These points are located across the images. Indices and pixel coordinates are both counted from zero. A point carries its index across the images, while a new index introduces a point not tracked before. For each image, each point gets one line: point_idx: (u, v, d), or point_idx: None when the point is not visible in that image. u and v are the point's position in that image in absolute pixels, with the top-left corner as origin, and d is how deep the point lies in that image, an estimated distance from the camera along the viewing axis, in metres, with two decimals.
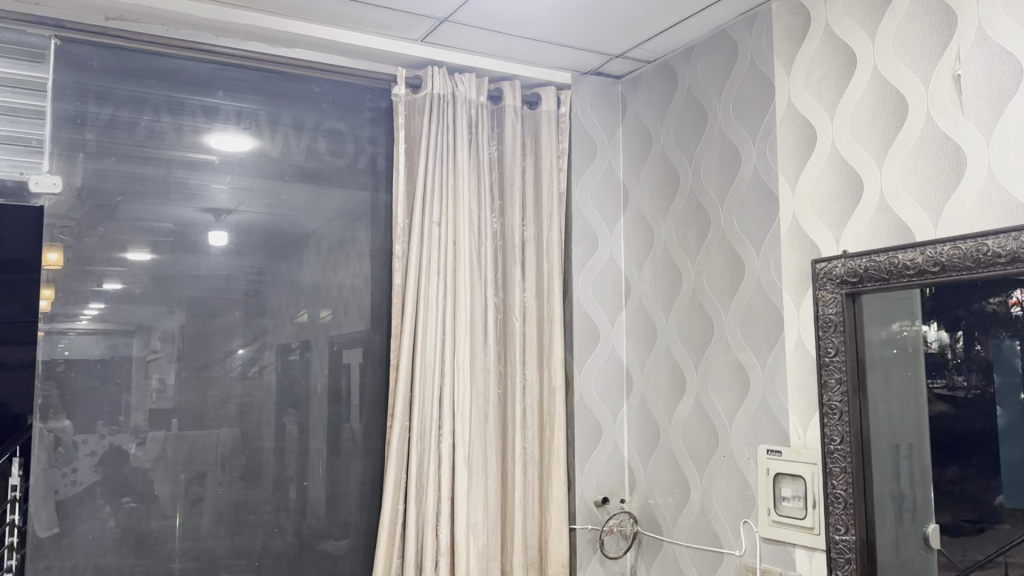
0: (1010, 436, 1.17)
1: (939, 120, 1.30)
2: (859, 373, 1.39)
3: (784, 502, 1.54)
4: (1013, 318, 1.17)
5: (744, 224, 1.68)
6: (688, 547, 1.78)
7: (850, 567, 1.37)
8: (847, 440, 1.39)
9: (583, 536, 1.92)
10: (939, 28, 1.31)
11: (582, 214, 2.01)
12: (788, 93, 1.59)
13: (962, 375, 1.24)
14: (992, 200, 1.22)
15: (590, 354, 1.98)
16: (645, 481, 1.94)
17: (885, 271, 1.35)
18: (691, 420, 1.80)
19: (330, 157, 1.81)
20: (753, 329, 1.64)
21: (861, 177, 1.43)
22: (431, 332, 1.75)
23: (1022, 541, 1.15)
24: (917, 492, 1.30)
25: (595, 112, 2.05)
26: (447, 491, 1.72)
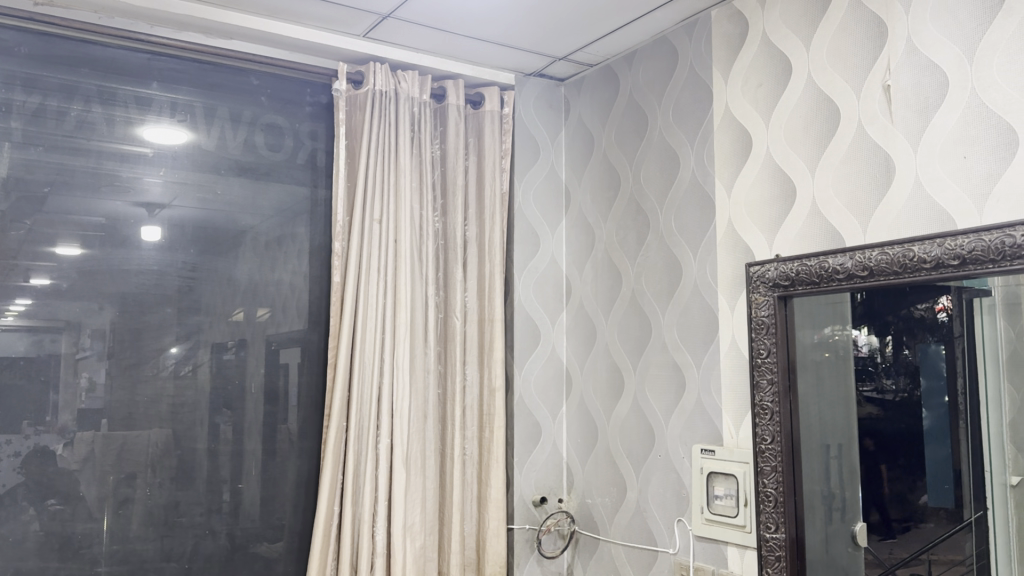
0: (933, 438, 1.20)
1: (870, 128, 1.34)
2: (790, 374, 1.43)
3: (716, 500, 1.57)
4: (939, 323, 1.20)
5: (682, 227, 1.71)
6: (624, 546, 1.80)
7: (779, 565, 1.40)
8: (778, 439, 1.42)
9: (521, 536, 1.92)
10: (871, 39, 1.35)
11: (524, 215, 2.01)
12: (726, 99, 1.62)
13: (891, 378, 1.27)
14: (918, 207, 1.26)
15: (530, 354, 1.99)
16: (582, 481, 1.95)
17: (816, 275, 1.38)
18: (630, 420, 1.81)
19: (268, 151, 1.78)
20: (689, 331, 1.67)
21: (794, 183, 1.46)
22: (370, 331, 1.73)
23: (944, 539, 1.18)
24: (847, 492, 1.33)
25: (538, 113, 2.06)
26: (384, 491, 1.70)
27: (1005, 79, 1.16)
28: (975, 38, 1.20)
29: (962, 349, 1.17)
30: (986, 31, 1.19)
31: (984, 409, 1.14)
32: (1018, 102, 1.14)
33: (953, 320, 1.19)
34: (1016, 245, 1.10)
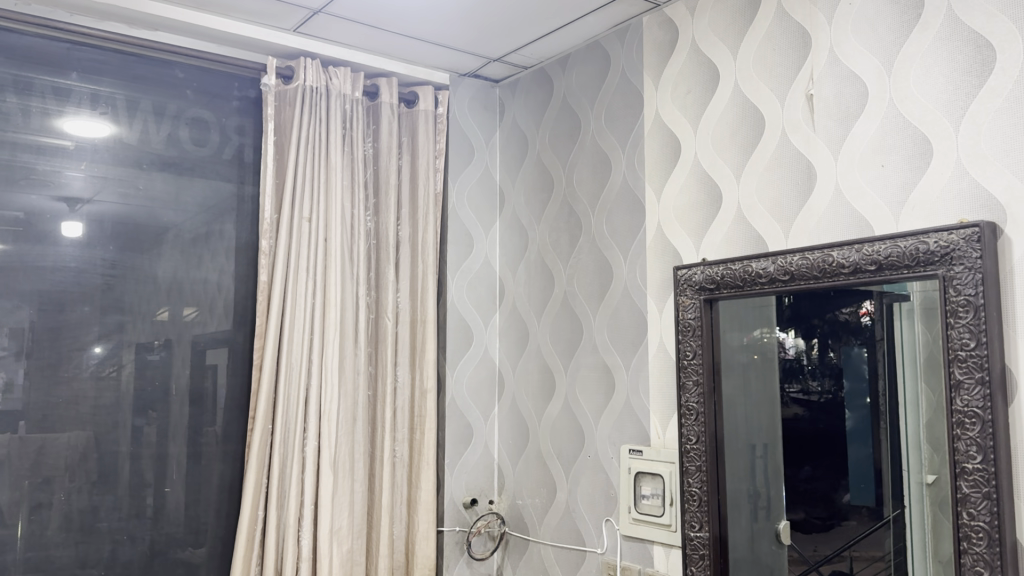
0: (856, 438, 1.23)
1: (793, 137, 1.38)
2: (715, 375, 1.46)
3: (643, 499, 1.59)
4: (863, 327, 1.23)
5: (613, 230, 1.73)
6: (553, 546, 1.81)
7: (703, 563, 1.43)
8: (702, 440, 1.46)
9: (451, 538, 1.91)
10: (795, 50, 1.39)
11: (457, 215, 2.01)
12: (656, 105, 1.64)
13: (817, 380, 1.30)
14: (837, 213, 1.30)
15: (462, 355, 1.98)
16: (513, 482, 1.95)
17: (739, 279, 1.41)
18: (560, 421, 1.82)
19: (193, 146, 1.73)
20: (618, 332, 1.69)
21: (720, 189, 1.50)
22: (298, 331, 1.70)
23: (865, 537, 1.21)
24: (771, 490, 1.36)
25: (473, 114, 2.06)
26: (311, 494, 1.67)
27: (921, 90, 1.21)
28: (893, 51, 1.25)
29: (881, 351, 1.21)
30: (903, 44, 1.23)
31: (902, 409, 1.17)
32: (933, 113, 1.19)
33: (875, 323, 1.22)
34: (929, 251, 1.14)
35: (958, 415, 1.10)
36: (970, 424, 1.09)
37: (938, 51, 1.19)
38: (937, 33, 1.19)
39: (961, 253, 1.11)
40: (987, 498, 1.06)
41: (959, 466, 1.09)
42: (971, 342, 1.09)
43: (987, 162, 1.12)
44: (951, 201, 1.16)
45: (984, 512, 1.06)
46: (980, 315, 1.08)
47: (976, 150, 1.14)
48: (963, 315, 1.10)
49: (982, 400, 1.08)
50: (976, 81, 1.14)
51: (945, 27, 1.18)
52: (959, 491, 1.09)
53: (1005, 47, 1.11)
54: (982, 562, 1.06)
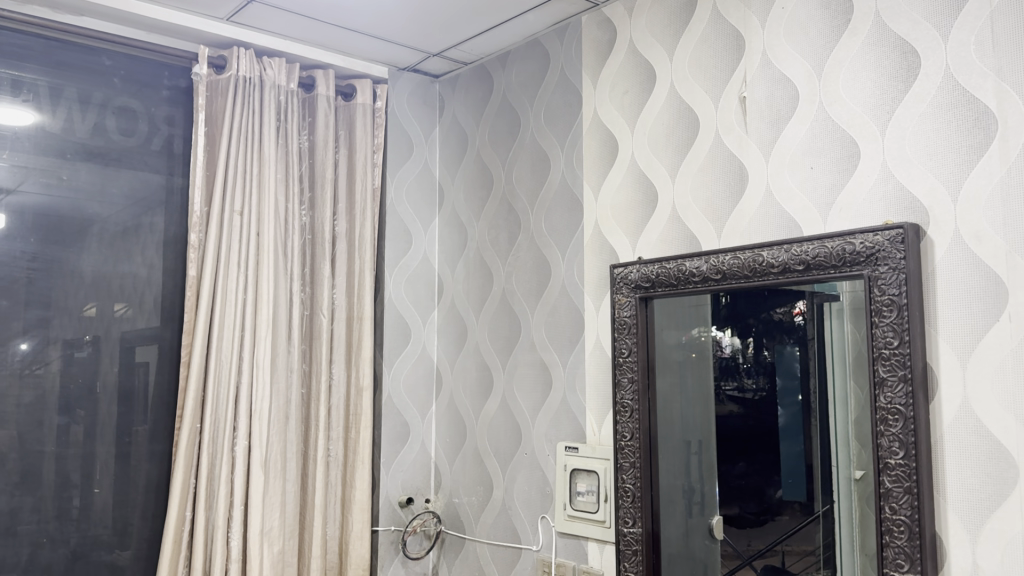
0: (788, 435, 1.26)
1: (726, 138, 1.40)
2: (649, 373, 1.47)
3: (578, 496, 1.60)
4: (795, 326, 1.25)
5: (551, 228, 1.73)
6: (489, 544, 1.81)
7: (636, 559, 1.45)
8: (637, 436, 1.47)
9: (386, 538, 1.89)
10: (729, 52, 1.41)
11: (396, 211, 1.98)
12: (595, 104, 1.65)
13: (752, 378, 1.31)
14: (768, 213, 1.33)
15: (400, 353, 1.96)
16: (450, 480, 1.94)
17: (674, 277, 1.43)
18: (497, 419, 1.82)
19: (119, 136, 1.68)
20: (555, 330, 1.70)
21: (656, 188, 1.51)
22: (228, 328, 1.66)
23: (796, 531, 1.23)
24: (705, 486, 1.37)
25: (412, 110, 2.04)
26: (240, 495, 1.64)
27: (849, 95, 1.24)
28: (823, 55, 1.28)
29: (811, 350, 1.23)
30: (833, 48, 1.26)
31: (832, 406, 1.20)
32: (860, 117, 1.22)
33: (807, 323, 1.24)
34: (856, 251, 1.17)
35: (881, 412, 1.13)
36: (893, 420, 1.12)
37: (866, 56, 1.22)
38: (865, 38, 1.22)
39: (885, 254, 1.14)
40: (908, 492, 1.10)
41: (883, 461, 1.13)
42: (895, 340, 1.12)
43: (910, 165, 1.16)
44: (876, 203, 1.19)
45: (905, 506, 1.10)
46: (903, 314, 1.12)
47: (900, 154, 1.17)
48: (887, 314, 1.13)
49: (905, 396, 1.11)
50: (901, 86, 1.18)
51: (872, 33, 1.22)
52: (882, 486, 1.12)
53: (928, 54, 1.15)
54: (903, 555, 1.09)
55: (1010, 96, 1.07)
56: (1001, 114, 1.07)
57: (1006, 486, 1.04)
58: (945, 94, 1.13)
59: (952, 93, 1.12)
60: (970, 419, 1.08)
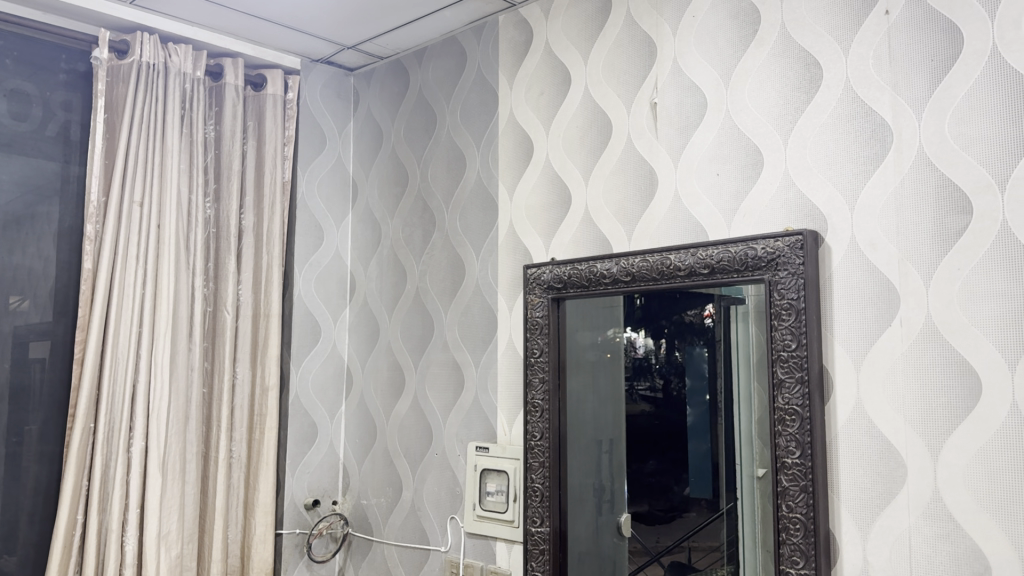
0: (695, 434, 1.27)
1: (637, 142, 1.42)
2: (559, 373, 1.48)
3: (487, 496, 1.60)
4: (706, 328, 1.26)
5: (466, 227, 1.72)
6: (396, 546, 1.79)
7: (543, 558, 1.46)
8: (546, 436, 1.48)
9: (290, 541, 1.85)
10: (641, 57, 1.43)
11: (307, 206, 1.94)
12: (510, 104, 1.65)
13: (664, 377, 1.32)
14: (677, 217, 1.36)
15: (309, 352, 1.92)
16: (358, 481, 1.91)
17: (585, 278, 1.44)
18: (408, 419, 1.80)
19: (10, 120, 1.59)
20: (469, 330, 1.69)
21: (570, 190, 1.53)
22: (125, 324, 1.59)
23: (705, 528, 1.25)
24: (615, 484, 1.38)
25: (326, 103, 2.00)
26: (135, 498, 1.57)
27: (755, 103, 1.27)
28: (730, 65, 1.31)
29: (718, 352, 1.25)
30: (740, 58, 1.30)
31: (736, 407, 1.23)
32: (765, 125, 1.26)
33: (716, 325, 1.26)
34: (757, 257, 1.21)
35: (780, 412, 1.17)
36: (790, 421, 1.16)
37: (771, 66, 1.26)
38: (771, 49, 1.26)
39: (785, 260, 1.18)
40: (804, 490, 1.14)
41: (780, 460, 1.16)
42: (792, 343, 1.16)
43: (811, 174, 1.20)
44: (779, 210, 1.23)
45: (801, 504, 1.14)
46: (801, 318, 1.16)
47: (802, 163, 1.21)
48: (786, 317, 1.17)
49: (801, 398, 1.15)
50: (804, 97, 1.22)
51: (777, 44, 1.26)
52: (780, 485, 1.16)
53: (829, 66, 1.20)
54: (799, 551, 1.13)
55: (905, 110, 1.12)
56: (896, 127, 1.12)
57: (895, 484, 1.09)
58: (845, 106, 1.18)
59: (851, 105, 1.17)
60: (863, 420, 1.13)
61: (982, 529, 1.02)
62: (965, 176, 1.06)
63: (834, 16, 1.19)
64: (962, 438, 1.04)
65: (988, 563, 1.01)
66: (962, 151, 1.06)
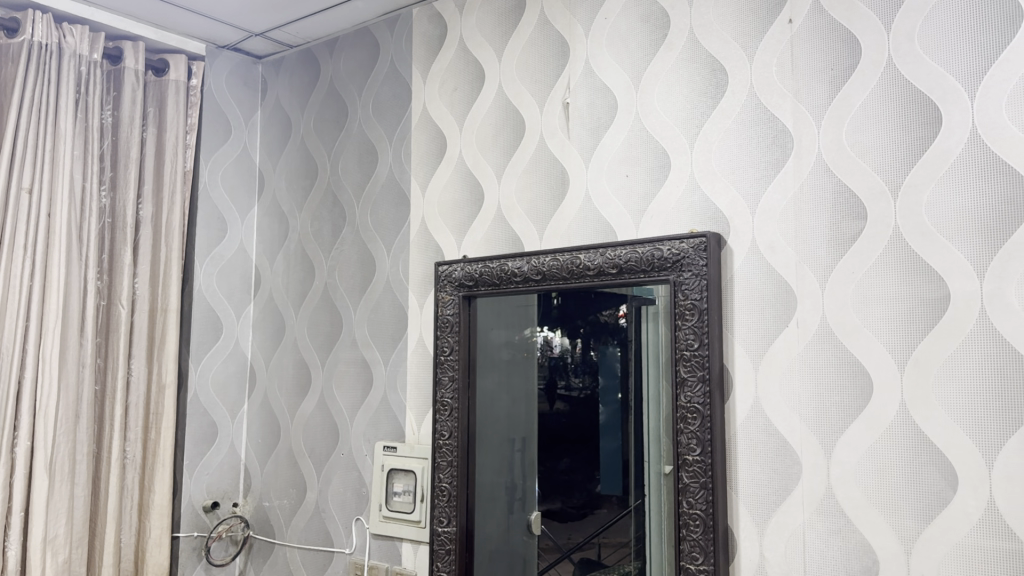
0: (607, 432, 1.28)
1: (549, 142, 1.42)
2: (469, 371, 1.46)
3: (395, 497, 1.57)
4: (620, 327, 1.27)
5: (376, 222, 1.69)
6: (299, 548, 1.75)
7: (449, 558, 1.44)
8: (455, 435, 1.46)
9: (187, 544, 1.79)
10: (555, 56, 1.43)
11: (210, 197, 1.87)
12: (423, 99, 1.63)
13: (578, 376, 1.32)
14: (587, 217, 1.36)
15: (210, 349, 1.86)
16: (260, 483, 1.86)
17: (496, 277, 1.43)
18: (313, 419, 1.76)
19: None
20: (378, 327, 1.66)
21: (482, 188, 1.52)
22: (11, 316, 1.50)
23: (616, 524, 1.25)
24: (527, 482, 1.38)
25: (232, 91, 1.93)
26: (20, 501, 1.48)
27: (663, 106, 1.29)
28: (640, 67, 1.32)
29: (630, 351, 1.26)
30: (650, 61, 1.31)
31: (645, 405, 1.24)
32: (673, 129, 1.28)
33: (628, 325, 1.26)
34: (663, 258, 1.22)
35: (681, 410, 1.19)
36: (691, 419, 1.18)
37: (679, 71, 1.28)
38: (679, 53, 1.28)
39: (689, 261, 1.20)
40: (704, 487, 1.16)
41: (682, 457, 1.18)
42: (695, 343, 1.18)
43: (716, 178, 1.22)
44: (685, 212, 1.25)
45: (701, 500, 1.16)
46: (703, 318, 1.18)
47: (707, 167, 1.24)
48: (689, 318, 1.19)
49: (702, 397, 1.17)
50: (709, 102, 1.24)
51: (686, 49, 1.27)
52: (681, 481, 1.18)
53: (735, 72, 1.22)
54: (698, 548, 1.15)
55: (805, 117, 1.15)
56: (797, 134, 1.16)
57: (791, 480, 1.13)
58: (749, 111, 1.20)
59: (755, 111, 1.20)
60: (761, 418, 1.16)
61: (871, 524, 1.06)
62: (860, 183, 1.10)
63: (741, 24, 1.22)
64: (853, 435, 1.08)
65: (876, 557, 1.05)
66: (858, 158, 1.10)
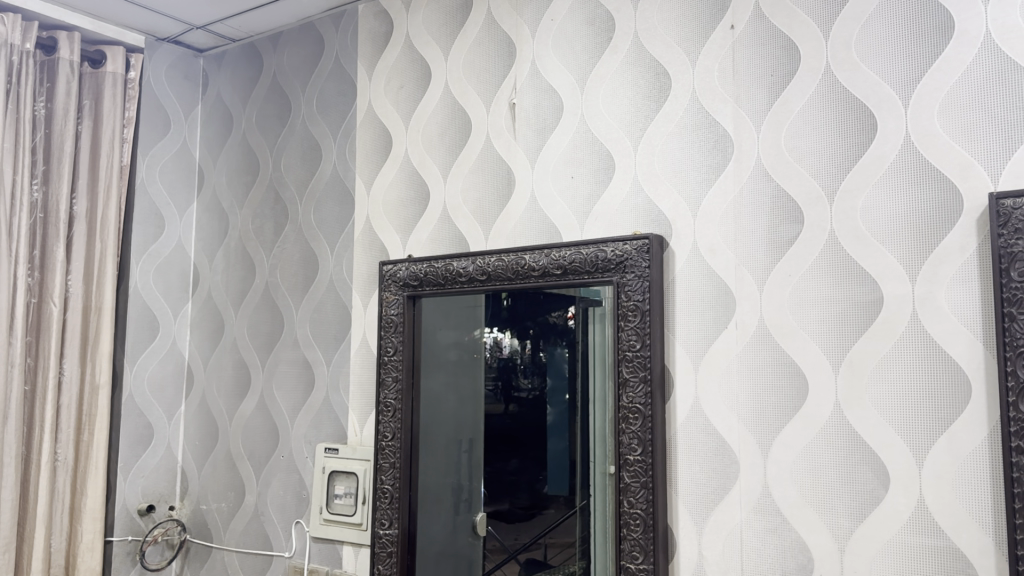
0: (554, 432, 1.27)
1: (495, 142, 1.42)
2: (413, 372, 1.45)
3: (335, 499, 1.55)
4: (569, 329, 1.26)
5: (319, 220, 1.67)
6: (237, 552, 1.71)
7: (390, 560, 1.43)
8: (398, 436, 1.44)
9: (121, 549, 1.74)
10: (501, 56, 1.43)
11: (147, 192, 1.82)
12: (369, 96, 1.62)
13: (528, 377, 1.31)
14: (532, 218, 1.36)
15: (146, 349, 1.81)
16: (197, 486, 1.81)
17: (441, 277, 1.42)
18: (253, 420, 1.72)
19: None
20: (321, 327, 1.64)
21: (427, 187, 1.50)
22: None
23: (562, 524, 1.25)
24: (473, 483, 1.37)
25: (171, 85, 1.89)
26: None
27: (608, 109, 1.30)
28: (586, 70, 1.33)
29: (576, 351, 1.25)
30: (595, 63, 1.32)
31: (591, 406, 1.23)
32: (616, 131, 1.28)
33: (576, 327, 1.26)
34: (606, 259, 1.23)
35: (624, 410, 1.19)
36: (633, 419, 1.18)
37: (624, 74, 1.29)
38: (623, 57, 1.29)
39: (632, 263, 1.20)
40: (644, 487, 1.17)
41: (623, 457, 1.19)
42: (637, 344, 1.19)
43: (658, 180, 1.24)
44: (629, 214, 1.26)
45: (641, 500, 1.16)
46: (645, 319, 1.19)
47: (649, 170, 1.25)
48: (631, 318, 1.20)
49: (644, 397, 1.18)
50: (653, 105, 1.25)
51: (630, 52, 1.28)
52: (622, 481, 1.18)
53: (677, 76, 1.23)
54: (638, 547, 1.16)
55: (745, 122, 1.17)
56: (737, 138, 1.17)
57: (729, 479, 1.14)
58: (691, 116, 1.21)
59: (696, 115, 1.21)
60: (700, 418, 1.17)
61: (806, 523, 1.08)
62: (797, 188, 1.12)
63: (684, 28, 1.23)
64: (790, 435, 1.09)
65: (811, 555, 1.07)
66: (795, 163, 1.12)
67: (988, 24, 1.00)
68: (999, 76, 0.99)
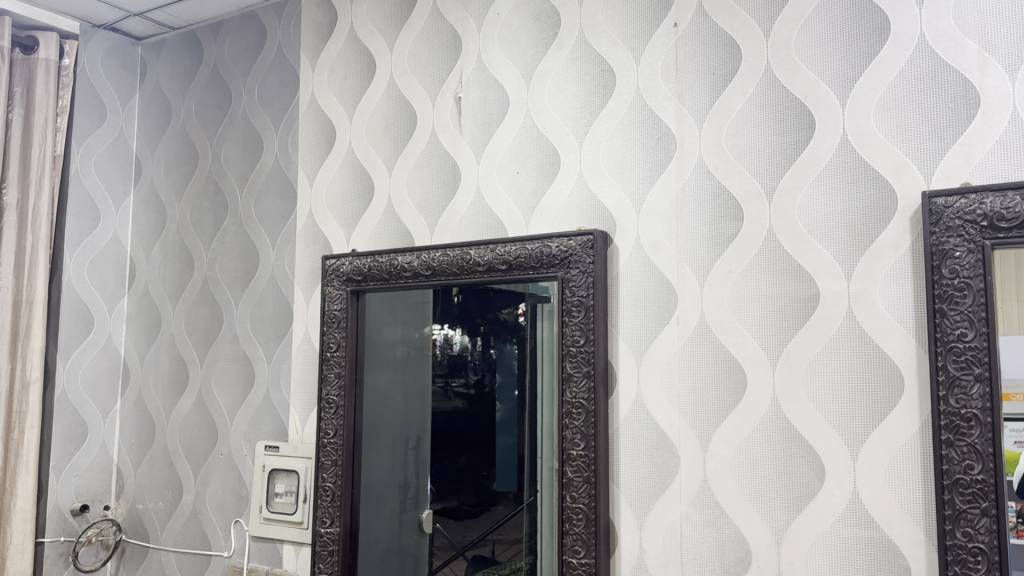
0: (503, 429, 1.26)
1: (441, 136, 1.41)
2: (356, 369, 1.43)
3: (276, 498, 1.53)
4: (519, 326, 1.25)
5: (261, 213, 1.64)
6: (175, 552, 1.67)
7: (332, 559, 1.41)
8: (340, 434, 1.42)
9: (53, 550, 1.69)
10: (447, 50, 1.42)
11: (82, 183, 1.77)
12: (312, 87, 1.59)
13: (478, 373, 1.29)
14: (477, 213, 1.36)
15: (80, 345, 1.75)
16: (133, 485, 1.77)
17: (385, 272, 1.41)
18: (192, 417, 1.68)
19: None
20: (262, 322, 1.61)
21: (372, 181, 1.49)
22: None
23: (509, 521, 1.24)
24: (420, 479, 1.35)
25: (107, 74, 1.83)
26: None
27: (553, 104, 1.29)
28: (532, 65, 1.33)
29: (525, 347, 1.25)
30: (540, 59, 1.32)
31: (540, 402, 1.23)
32: (562, 127, 1.28)
33: (526, 323, 1.25)
34: (552, 254, 1.23)
35: (567, 406, 1.20)
36: (576, 414, 1.19)
37: (569, 70, 1.29)
38: (569, 52, 1.29)
39: (577, 258, 1.21)
40: (587, 481, 1.17)
41: (566, 452, 1.19)
42: (581, 339, 1.19)
43: (602, 177, 1.24)
44: (574, 209, 1.26)
45: (584, 494, 1.17)
46: (589, 314, 1.19)
47: (593, 165, 1.25)
48: (575, 314, 1.20)
49: (588, 391, 1.18)
50: (598, 102, 1.25)
51: (576, 48, 1.28)
52: (565, 476, 1.19)
53: (621, 73, 1.24)
54: (580, 541, 1.17)
55: (688, 120, 1.18)
56: (679, 136, 1.18)
57: (670, 474, 1.15)
58: (635, 113, 1.22)
59: (640, 113, 1.22)
60: (643, 414, 1.18)
61: (744, 516, 1.09)
62: (737, 184, 1.13)
63: (629, 25, 1.24)
64: (729, 429, 1.11)
65: (749, 548, 1.08)
66: (735, 160, 1.13)
67: (921, 27, 1.02)
68: (930, 78, 1.01)
